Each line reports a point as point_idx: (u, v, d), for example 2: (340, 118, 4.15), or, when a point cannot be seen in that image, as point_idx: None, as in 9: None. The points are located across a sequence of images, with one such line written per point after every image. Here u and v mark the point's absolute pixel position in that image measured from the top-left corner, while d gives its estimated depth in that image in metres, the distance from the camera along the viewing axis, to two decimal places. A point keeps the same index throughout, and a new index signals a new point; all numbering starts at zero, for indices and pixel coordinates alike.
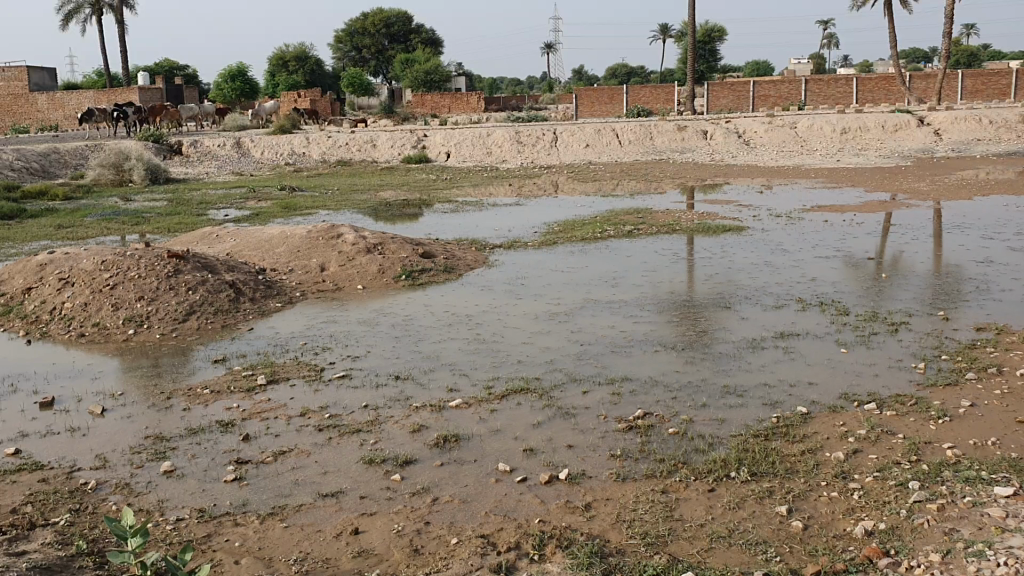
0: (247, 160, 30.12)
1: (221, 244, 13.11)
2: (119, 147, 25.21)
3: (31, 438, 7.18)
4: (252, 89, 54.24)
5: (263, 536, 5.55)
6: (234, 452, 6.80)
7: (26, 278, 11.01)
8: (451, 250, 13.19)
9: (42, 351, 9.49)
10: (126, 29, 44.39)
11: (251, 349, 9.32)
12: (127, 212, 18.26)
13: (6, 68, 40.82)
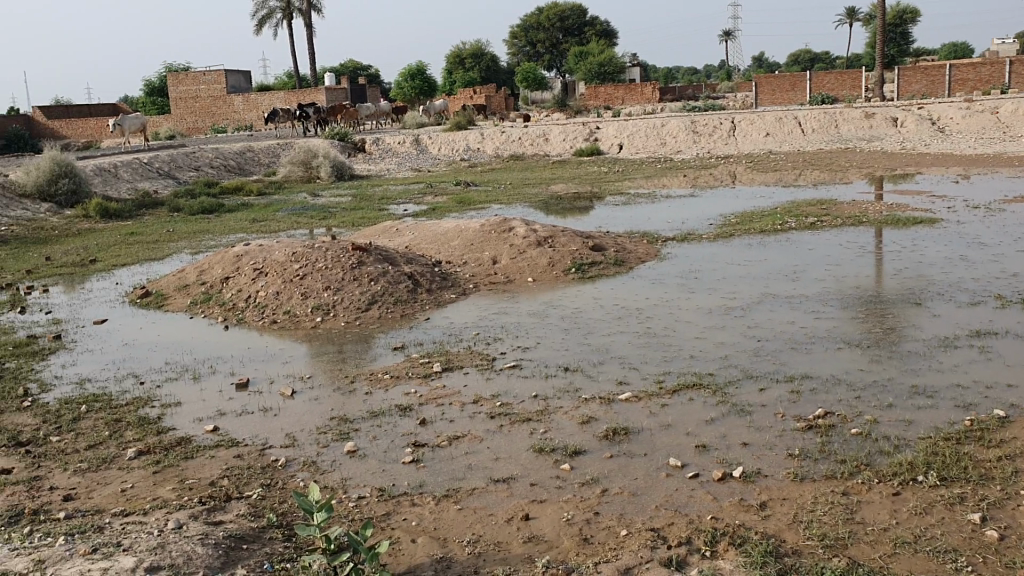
0: (425, 157, 31.09)
1: (400, 237, 13.58)
2: (307, 146, 26.58)
3: (228, 416, 7.69)
4: (431, 87, 55.90)
5: (437, 518, 5.71)
6: (411, 435, 7.03)
7: (224, 268, 11.78)
8: (623, 242, 13.11)
9: (238, 336, 10.14)
10: (314, 32, 46.68)
11: (428, 338, 9.61)
12: (314, 207, 19.22)
13: (207, 73, 43.83)
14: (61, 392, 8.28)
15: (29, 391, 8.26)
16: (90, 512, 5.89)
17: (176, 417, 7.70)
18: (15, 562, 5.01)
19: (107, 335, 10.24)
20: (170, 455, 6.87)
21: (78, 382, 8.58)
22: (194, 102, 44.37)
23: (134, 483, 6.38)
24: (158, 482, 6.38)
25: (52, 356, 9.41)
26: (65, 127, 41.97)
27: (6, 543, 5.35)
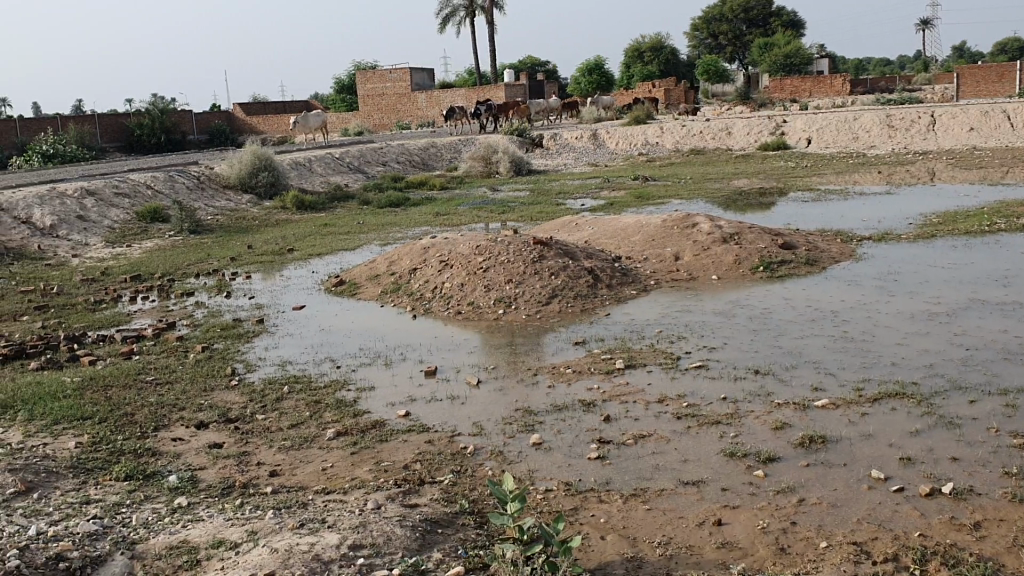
0: (603, 151, 31.07)
1: (581, 232, 13.59)
2: (488, 142, 27.09)
3: (418, 402, 7.93)
4: (609, 81, 55.73)
5: (625, 516, 5.66)
6: (597, 431, 7.01)
7: (411, 260, 12.17)
8: (814, 241, 12.61)
9: (424, 325, 10.45)
10: (495, 28, 47.48)
11: (609, 334, 9.57)
12: (496, 200, 19.56)
13: (393, 71, 45.46)
14: (265, 373, 8.77)
15: (236, 371, 8.80)
16: (295, 488, 6.20)
17: (370, 401, 8.01)
18: (230, 532, 5.33)
19: (305, 321, 10.77)
20: (366, 437, 7.14)
21: (280, 364, 9.07)
22: (381, 99, 46.16)
23: (333, 463, 6.67)
24: (355, 463, 6.65)
25: (256, 338, 10.00)
26: (262, 123, 44.62)
27: (222, 513, 5.70)
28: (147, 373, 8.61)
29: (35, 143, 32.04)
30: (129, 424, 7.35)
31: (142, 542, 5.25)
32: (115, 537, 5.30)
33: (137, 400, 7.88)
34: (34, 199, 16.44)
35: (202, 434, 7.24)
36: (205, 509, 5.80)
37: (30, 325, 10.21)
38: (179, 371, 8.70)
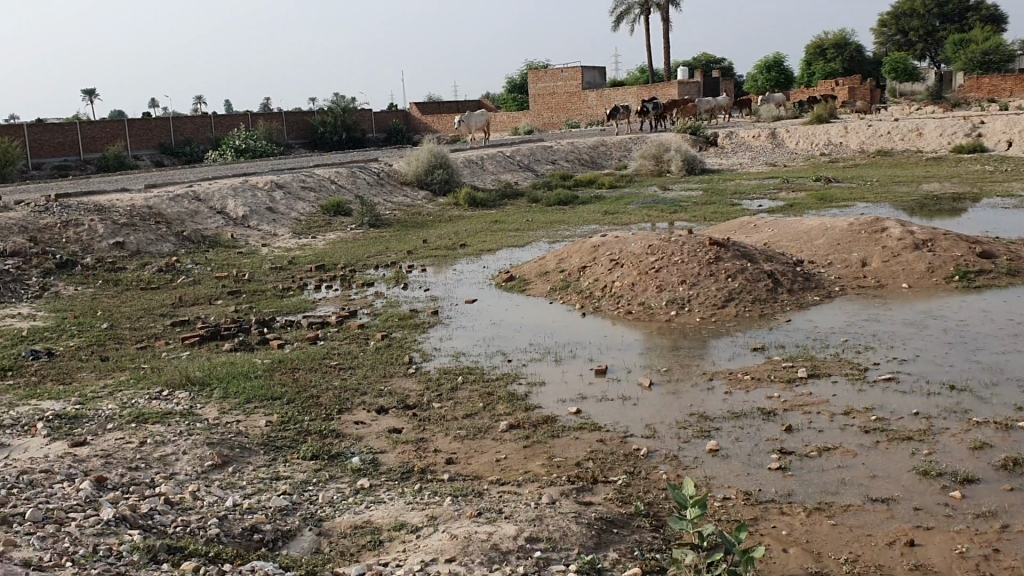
0: (780, 152, 30.12)
1: (758, 234, 13.20)
2: (660, 141, 26.78)
3: (590, 401, 7.90)
4: (788, 79, 53.95)
5: (808, 530, 5.43)
6: (777, 441, 6.78)
7: (582, 258, 12.16)
8: (1017, 250, 11.74)
9: (596, 324, 10.42)
10: (670, 26, 46.84)
11: (789, 341, 9.24)
12: (667, 200, 19.29)
13: (565, 69, 45.67)
14: (440, 363, 8.97)
15: (413, 359, 9.04)
16: (471, 477, 6.29)
17: (542, 396, 8.04)
18: (410, 516, 5.47)
19: (478, 314, 10.96)
20: (538, 432, 7.17)
21: (454, 355, 9.26)
22: (552, 98, 46.46)
23: (506, 455, 6.73)
24: (528, 457, 6.69)
25: (431, 329, 10.25)
26: (437, 121, 45.85)
27: (402, 496, 5.85)
28: (331, 358, 8.95)
29: (229, 139, 34.14)
30: (313, 405, 7.61)
31: (329, 520, 5.45)
32: (303, 513, 5.52)
33: (321, 383, 8.19)
34: (228, 191, 17.49)
35: (381, 419, 7.46)
36: (386, 491, 5.96)
37: (224, 308, 10.86)
38: (360, 358, 9.02)
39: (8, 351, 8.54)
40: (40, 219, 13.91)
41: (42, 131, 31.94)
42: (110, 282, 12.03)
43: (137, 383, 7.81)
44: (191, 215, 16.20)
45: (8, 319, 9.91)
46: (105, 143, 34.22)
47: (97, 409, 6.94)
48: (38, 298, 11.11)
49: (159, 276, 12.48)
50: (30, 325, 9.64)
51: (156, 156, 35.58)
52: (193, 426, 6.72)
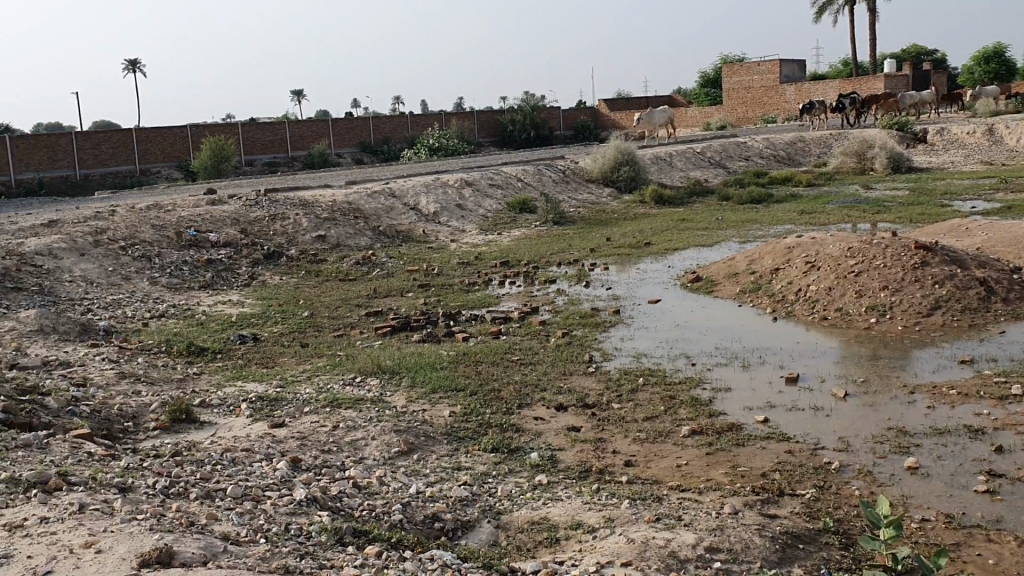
0: (998, 149, 27.93)
1: (971, 237, 12.28)
2: (862, 137, 25.45)
3: (778, 409, 7.59)
4: (1010, 71, 49.95)
5: (1020, 562, 4.98)
6: (985, 462, 6.26)
7: (775, 260, 11.73)
8: None
9: (787, 329, 10.02)
10: (877, 17, 44.42)
11: (1003, 354, 8.53)
12: (869, 200, 18.30)
13: (761, 64, 44.27)
14: (622, 363, 8.89)
15: (594, 358, 9.00)
16: (650, 481, 6.18)
17: (727, 403, 7.80)
18: (587, 516, 5.43)
19: (663, 315, 10.80)
20: (721, 439, 6.95)
21: (636, 356, 9.16)
22: (747, 92, 45.12)
23: (687, 461, 6.57)
24: (710, 464, 6.50)
25: (614, 328, 10.19)
26: (626, 118, 45.62)
27: (580, 495, 5.82)
28: (513, 353, 9.06)
29: (424, 137, 35.33)
30: (496, 399, 7.70)
31: (507, 513, 5.49)
32: (482, 505, 5.59)
33: (504, 376, 8.29)
34: (421, 188, 18.08)
35: (561, 416, 7.46)
36: (564, 489, 5.95)
37: (414, 301, 11.22)
38: (542, 354, 9.07)
39: (219, 334, 9.17)
40: (250, 212, 14.87)
41: (255, 131, 34.23)
42: (310, 273, 12.70)
43: (331, 369, 8.20)
44: (386, 211, 16.86)
45: (219, 305, 10.66)
46: (311, 142, 36.27)
47: (295, 393, 7.32)
48: (246, 286, 11.89)
49: (355, 268, 13.07)
50: (238, 311, 10.33)
51: (355, 154, 37.37)
52: (382, 414, 6.96)
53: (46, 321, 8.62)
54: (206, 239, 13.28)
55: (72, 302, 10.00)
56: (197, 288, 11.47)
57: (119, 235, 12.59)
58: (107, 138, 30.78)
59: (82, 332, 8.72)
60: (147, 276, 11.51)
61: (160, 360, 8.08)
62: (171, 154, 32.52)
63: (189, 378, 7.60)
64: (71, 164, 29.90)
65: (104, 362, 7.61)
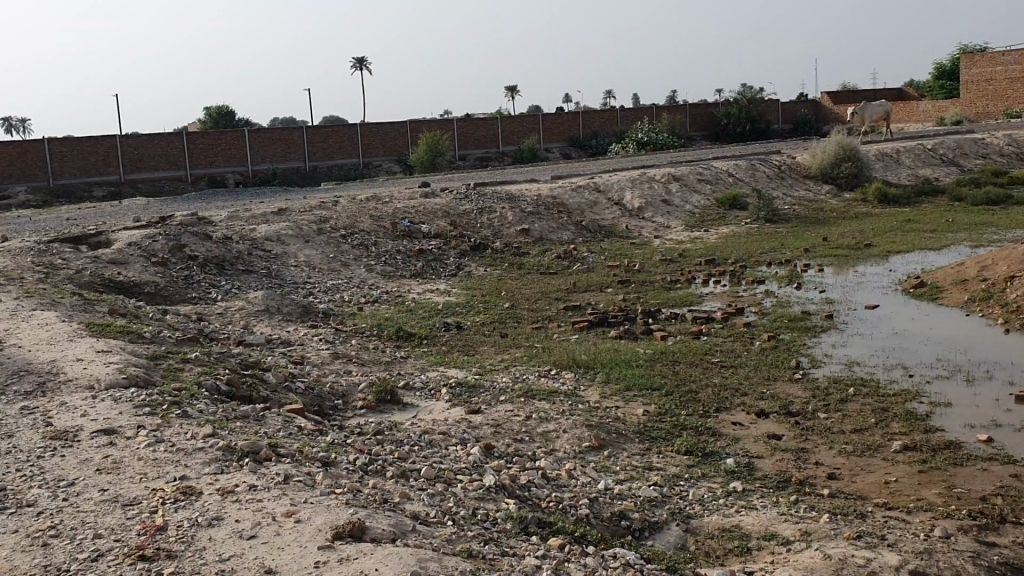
0: None
1: None
2: None
3: (1005, 429, 6.97)
4: None
5: None
6: None
7: (1009, 266, 10.79)
8: None
9: (1020, 342, 9.18)
10: None
11: None
12: None
13: (1007, 54, 40.76)
14: (831, 371, 8.45)
15: (801, 364, 8.60)
16: (854, 495, 5.82)
17: (946, 418, 7.25)
18: (783, 527, 5.21)
19: (879, 322, 10.18)
20: (937, 457, 6.46)
21: (847, 364, 8.68)
22: (989, 84, 41.70)
23: (897, 478, 6.15)
24: (923, 483, 6.05)
25: (824, 334, 9.71)
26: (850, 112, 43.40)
27: (775, 506, 5.58)
28: (714, 354, 8.82)
29: (634, 132, 35.14)
30: (692, 400, 7.49)
31: (697, 518, 5.35)
32: (672, 506, 5.47)
33: (702, 377, 8.08)
34: (627, 182, 18.00)
35: (761, 422, 7.16)
36: (759, 498, 5.71)
37: (614, 297, 11.19)
38: (745, 358, 8.77)
39: (425, 321, 9.51)
40: (460, 205, 15.34)
41: (469, 126, 35.27)
42: (515, 265, 12.94)
43: (529, 361, 8.28)
44: (591, 205, 16.91)
45: (427, 293, 11.06)
46: (523, 136, 36.87)
47: (493, 381, 7.48)
48: (454, 276, 12.28)
49: (558, 261, 13.19)
50: (444, 300, 10.67)
51: (565, 149, 37.70)
52: (575, 408, 6.95)
53: (272, 302, 9.29)
54: (418, 230, 13.83)
55: (296, 285, 10.71)
56: (407, 276, 11.96)
57: (339, 224, 13.36)
58: (335, 132, 32.60)
59: (303, 313, 9.31)
60: (363, 263, 12.13)
61: (370, 343, 8.49)
62: (392, 147, 33.84)
63: (395, 361, 7.92)
64: (302, 157, 31.97)
65: (320, 342, 8.08)
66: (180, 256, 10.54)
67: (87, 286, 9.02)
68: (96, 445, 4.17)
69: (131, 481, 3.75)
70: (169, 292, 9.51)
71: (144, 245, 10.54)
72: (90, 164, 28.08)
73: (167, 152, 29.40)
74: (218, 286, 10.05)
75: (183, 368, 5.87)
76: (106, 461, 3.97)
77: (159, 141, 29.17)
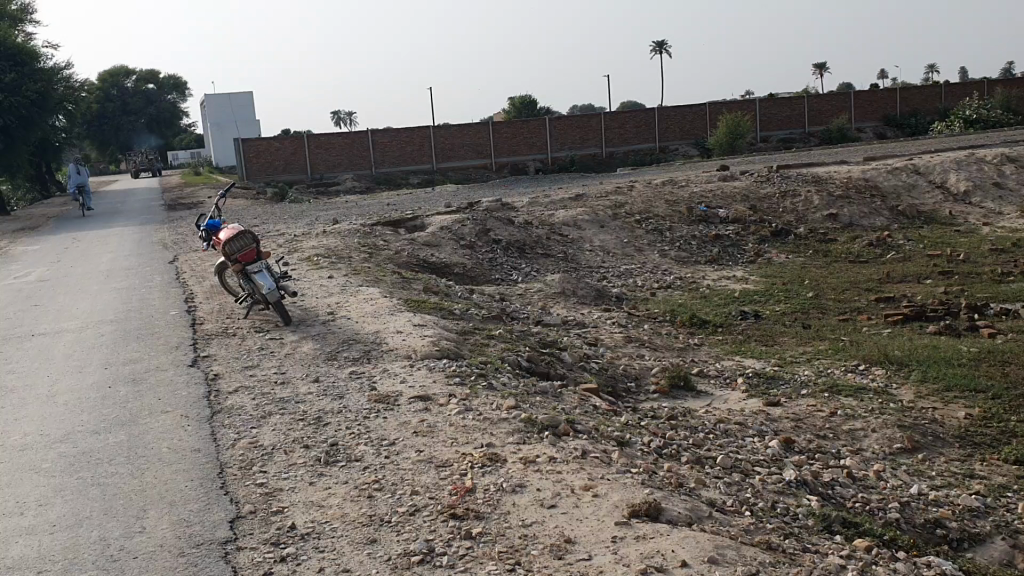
0: None
1: None
2: None
3: None
4: None
5: None
6: None
7: None
8: None
9: None
10: None
11: None
12: None
13: None
14: None
15: None
16: None
17: None
18: None
19: None
20: None
21: None
22: None
23: None
24: None
25: None
26: None
27: None
28: None
29: (960, 109, 32.11)
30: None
31: None
32: (997, 519, 4.87)
33: None
34: (951, 163, 16.46)
35: None
36: None
37: (933, 289, 10.33)
38: None
39: (721, 308, 9.29)
40: (762, 189, 14.89)
41: (773, 107, 34.10)
42: (820, 252, 12.31)
43: (832, 354, 7.73)
44: (908, 189, 15.69)
45: (723, 280, 10.81)
46: (831, 116, 34.94)
47: (793, 374, 7.01)
48: (752, 263, 11.89)
49: (868, 249, 12.39)
50: (742, 288, 10.35)
51: (878, 129, 35.30)
52: (885, 406, 6.35)
53: (568, 286, 9.55)
54: (716, 215, 13.59)
55: (591, 269, 10.92)
56: (702, 263, 11.77)
57: (635, 210, 13.45)
58: (633, 117, 32.70)
59: (597, 297, 9.48)
60: (658, 249, 12.11)
61: (664, 329, 8.45)
62: (690, 132, 33.45)
63: (689, 348, 7.78)
64: (599, 143, 32.48)
65: (614, 326, 8.19)
66: (485, 240, 11.13)
67: (404, 265, 9.78)
68: (413, 409, 4.53)
69: (443, 445, 4.00)
70: (474, 273, 10.06)
71: (453, 229, 11.25)
72: (407, 153, 30.43)
73: (474, 141, 31.10)
74: (518, 268, 10.50)
75: (488, 344, 6.19)
76: (421, 425, 4.28)
77: (466, 130, 30.86)
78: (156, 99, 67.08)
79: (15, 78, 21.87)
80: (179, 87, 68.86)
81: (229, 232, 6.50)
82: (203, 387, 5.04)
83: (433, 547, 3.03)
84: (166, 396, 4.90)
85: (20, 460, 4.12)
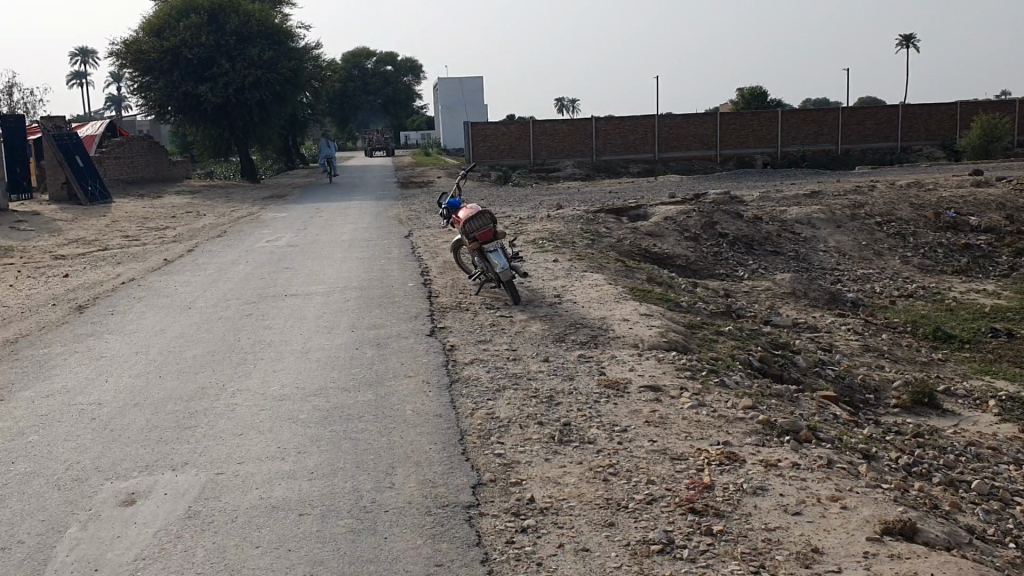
0: None
1: None
2: None
3: None
4: None
5: None
6: None
7: None
8: None
9: None
10: None
11: None
12: None
13: None
14: None
15: None
16: None
17: None
18: None
19: None
20: None
21: None
22: None
23: None
24: None
25: None
26: None
27: None
28: None
29: None
30: None
31: None
32: None
33: None
34: None
35: None
36: None
37: None
38: None
39: (970, 324, 8.64)
40: (1021, 198, 13.70)
41: None
42: None
43: None
44: None
45: (972, 293, 10.05)
46: None
47: None
48: (1005, 277, 10.97)
49: None
50: (994, 303, 9.58)
51: None
52: None
53: (800, 287, 9.22)
54: (966, 223, 12.67)
55: (824, 271, 10.48)
56: (948, 273, 11.00)
57: (875, 211, 12.76)
58: (873, 114, 31.02)
59: (830, 301, 9.09)
60: (898, 254, 11.44)
61: (904, 340, 7.97)
62: (936, 132, 31.33)
63: (933, 363, 7.30)
64: (834, 140, 31.09)
65: (849, 332, 7.82)
66: (712, 232, 10.92)
67: (628, 254, 9.76)
68: (645, 399, 4.51)
69: (677, 437, 3.96)
70: (699, 266, 9.89)
71: (679, 220, 11.12)
72: (630, 142, 30.36)
73: (699, 132, 30.56)
74: (744, 264, 10.23)
75: (717, 340, 6.08)
76: (654, 415, 4.26)
77: (692, 121, 30.39)
78: (393, 80, 70.31)
79: (273, 56, 23.63)
80: (414, 69, 71.73)
81: (469, 212, 6.74)
82: (440, 356, 5.25)
83: (672, 539, 3.01)
84: (406, 362, 5.15)
85: (278, 408, 4.46)
